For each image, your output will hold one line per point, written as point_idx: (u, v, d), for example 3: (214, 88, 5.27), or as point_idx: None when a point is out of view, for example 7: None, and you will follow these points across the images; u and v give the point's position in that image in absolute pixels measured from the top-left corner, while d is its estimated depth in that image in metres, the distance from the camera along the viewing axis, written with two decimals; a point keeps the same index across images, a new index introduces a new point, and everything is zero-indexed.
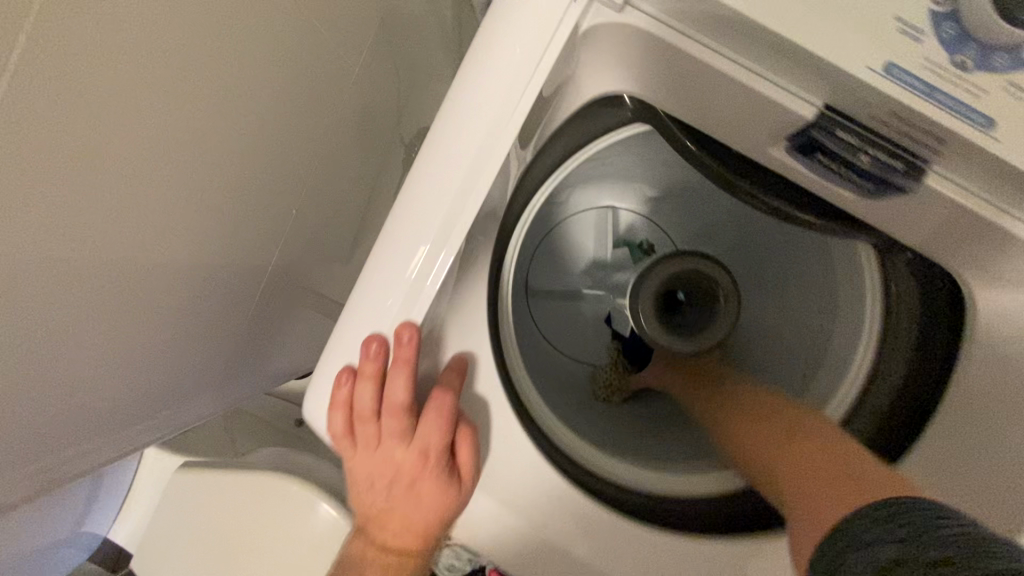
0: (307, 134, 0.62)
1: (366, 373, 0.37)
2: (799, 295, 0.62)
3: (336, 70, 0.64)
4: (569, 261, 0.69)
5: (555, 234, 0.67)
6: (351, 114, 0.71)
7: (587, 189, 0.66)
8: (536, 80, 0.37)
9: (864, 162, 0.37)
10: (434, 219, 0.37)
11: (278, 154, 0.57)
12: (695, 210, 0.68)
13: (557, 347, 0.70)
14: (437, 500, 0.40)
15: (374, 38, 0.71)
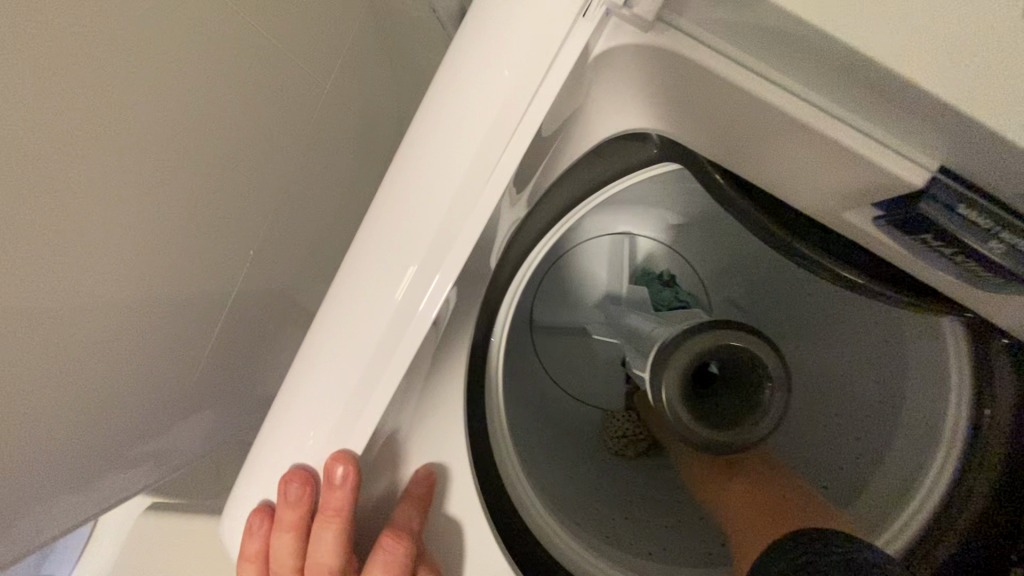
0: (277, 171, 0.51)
1: (284, 523, 0.27)
2: (856, 360, 0.51)
3: (319, 86, 0.53)
4: (574, 300, 0.60)
5: (560, 270, 0.57)
6: (340, 142, 0.60)
7: (604, 222, 0.55)
8: (528, 122, 0.26)
9: (996, 252, 0.26)
10: (380, 315, 0.27)
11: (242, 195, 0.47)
12: (726, 250, 0.57)
13: (558, 390, 0.61)
14: None
15: (363, 43, 0.59)
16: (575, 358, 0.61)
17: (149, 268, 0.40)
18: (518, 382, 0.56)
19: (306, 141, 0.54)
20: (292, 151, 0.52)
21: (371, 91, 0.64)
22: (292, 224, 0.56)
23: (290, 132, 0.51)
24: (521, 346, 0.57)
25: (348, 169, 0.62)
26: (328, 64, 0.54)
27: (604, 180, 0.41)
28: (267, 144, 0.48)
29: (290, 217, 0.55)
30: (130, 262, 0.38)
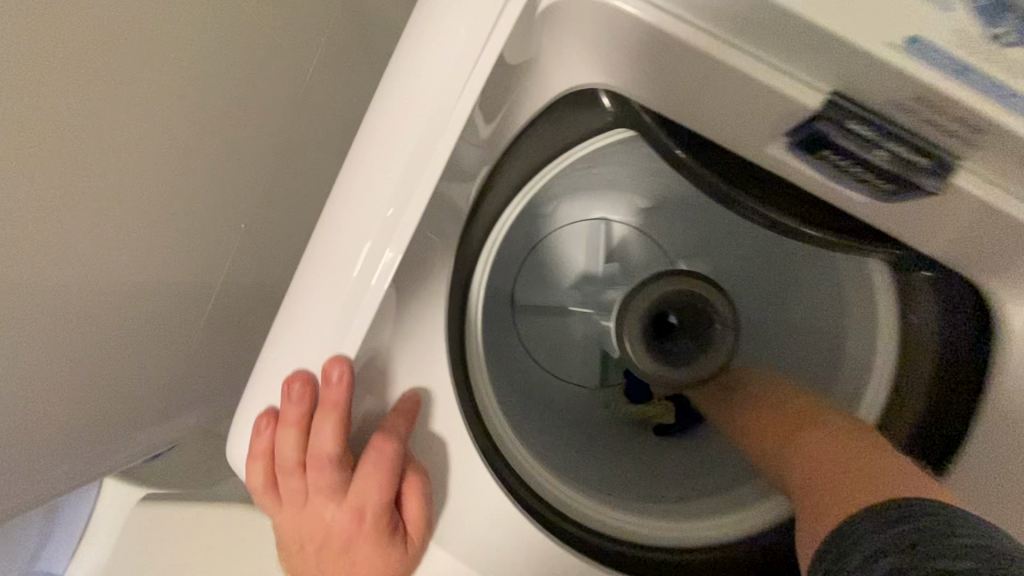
0: (264, 144, 0.55)
1: (288, 420, 0.31)
2: (808, 312, 0.55)
3: (310, 72, 0.58)
4: (554, 277, 0.61)
5: (540, 247, 0.60)
6: (328, 124, 0.64)
7: (577, 198, 0.59)
8: (476, 75, 0.32)
9: (878, 158, 0.32)
10: (363, 239, 0.32)
11: (226, 162, 0.51)
12: (690, 229, 0.60)
13: (535, 369, 0.60)
14: (375, 567, 0.33)
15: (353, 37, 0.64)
16: (561, 335, 0.62)
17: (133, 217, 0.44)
18: (500, 358, 0.55)
19: (294, 123, 0.58)
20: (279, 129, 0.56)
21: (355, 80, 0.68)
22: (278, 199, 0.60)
23: (277, 108, 0.55)
24: (500, 315, 0.57)
25: (333, 154, 0.66)
26: (320, 52, 0.58)
27: (566, 138, 0.46)
28: (256, 119, 0.52)
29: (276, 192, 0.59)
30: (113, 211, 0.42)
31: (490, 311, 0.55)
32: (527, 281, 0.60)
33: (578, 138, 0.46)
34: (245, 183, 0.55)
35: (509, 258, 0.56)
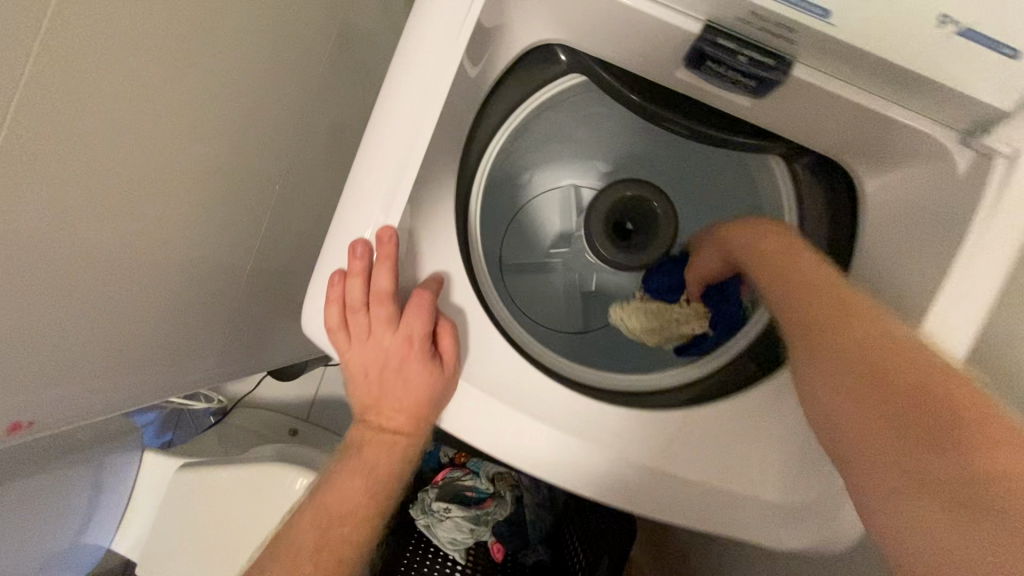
0: (261, 106, 0.68)
1: (354, 269, 0.44)
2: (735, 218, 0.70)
3: (297, 59, 0.72)
4: (538, 232, 0.76)
5: (524, 211, 0.75)
6: (300, 94, 0.76)
7: (547, 167, 0.75)
8: (470, 17, 0.45)
9: (741, 62, 0.47)
10: (400, 138, 0.44)
11: (237, 119, 0.64)
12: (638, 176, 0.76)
13: (523, 306, 0.71)
14: (423, 377, 0.46)
15: (327, 34, 0.79)
16: (546, 279, 0.75)
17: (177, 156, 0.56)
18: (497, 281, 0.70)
19: (283, 97, 0.72)
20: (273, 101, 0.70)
21: (330, 71, 0.83)
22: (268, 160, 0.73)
23: (271, 78, 0.68)
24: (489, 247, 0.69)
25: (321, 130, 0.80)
26: (303, 43, 0.73)
27: (533, 84, 0.60)
28: (259, 91, 0.66)
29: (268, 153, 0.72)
30: (166, 150, 0.54)
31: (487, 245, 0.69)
32: (515, 236, 0.75)
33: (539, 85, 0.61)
34: (244, 137, 0.67)
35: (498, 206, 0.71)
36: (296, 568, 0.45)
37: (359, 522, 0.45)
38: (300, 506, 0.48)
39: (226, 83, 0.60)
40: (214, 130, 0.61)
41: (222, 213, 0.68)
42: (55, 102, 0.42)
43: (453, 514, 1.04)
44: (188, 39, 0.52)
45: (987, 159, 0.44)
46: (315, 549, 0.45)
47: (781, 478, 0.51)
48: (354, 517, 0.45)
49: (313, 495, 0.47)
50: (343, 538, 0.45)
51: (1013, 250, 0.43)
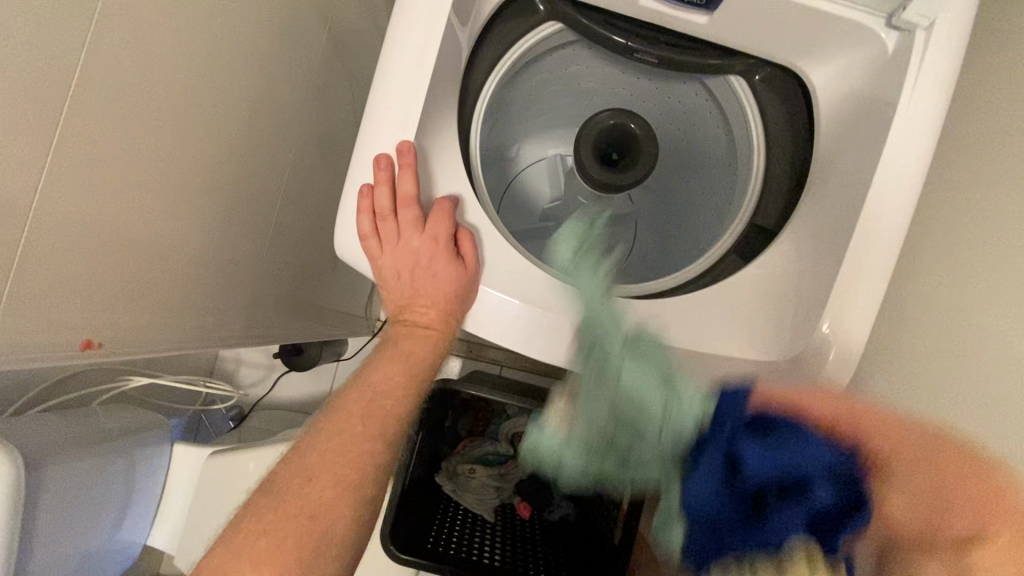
0: (280, 80, 0.74)
1: (380, 180, 0.50)
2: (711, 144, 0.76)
3: (311, 48, 0.80)
4: (532, 201, 0.82)
5: (515, 184, 0.82)
6: (313, 73, 0.83)
7: (532, 139, 0.82)
8: None
9: None
10: (410, 66, 0.52)
11: (264, 94, 0.71)
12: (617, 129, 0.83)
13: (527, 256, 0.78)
14: (449, 273, 0.51)
15: (334, 29, 0.87)
16: (544, 240, 0.81)
17: (212, 118, 0.62)
18: None
19: (302, 82, 0.80)
20: (293, 84, 0.78)
21: (338, 64, 0.91)
22: (289, 138, 0.80)
23: (285, 55, 0.74)
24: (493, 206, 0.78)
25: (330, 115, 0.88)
26: (316, 34, 0.81)
27: (516, 34, 0.68)
28: (281, 71, 0.74)
29: (288, 131, 0.80)
30: (203, 109, 0.60)
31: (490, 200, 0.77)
32: (510, 207, 0.81)
33: (521, 34, 0.68)
34: (268, 108, 0.73)
35: (491, 176, 0.78)
36: (344, 429, 0.46)
37: (399, 397, 0.49)
38: (340, 392, 0.50)
39: (254, 58, 0.67)
40: (247, 100, 0.68)
41: (253, 182, 0.74)
42: (114, 51, 0.48)
43: (478, 474, 1.13)
44: (220, 10, 0.60)
45: (909, 35, 0.53)
46: (362, 418, 0.47)
47: (781, 347, 0.57)
48: (397, 392, 0.49)
49: (353, 380, 0.50)
50: (388, 410, 0.48)
51: (941, 104, 0.52)
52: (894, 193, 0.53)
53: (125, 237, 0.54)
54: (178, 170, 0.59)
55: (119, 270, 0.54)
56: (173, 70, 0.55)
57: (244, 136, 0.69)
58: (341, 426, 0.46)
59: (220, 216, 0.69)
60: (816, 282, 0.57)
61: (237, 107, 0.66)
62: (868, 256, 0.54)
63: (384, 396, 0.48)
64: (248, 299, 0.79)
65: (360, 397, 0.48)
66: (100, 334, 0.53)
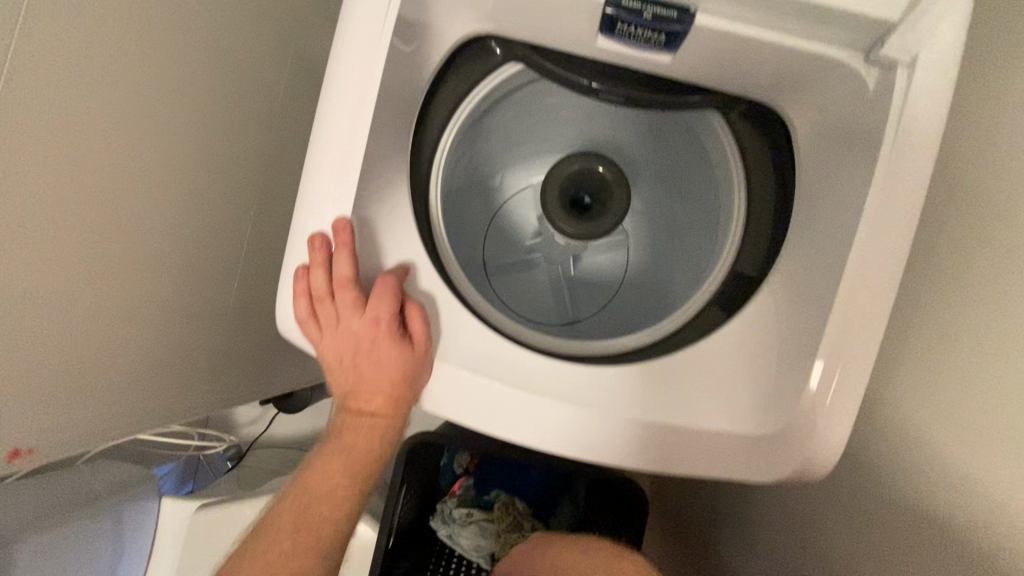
0: (238, 135, 0.71)
1: (315, 261, 0.47)
2: (699, 176, 0.69)
3: (275, 95, 0.77)
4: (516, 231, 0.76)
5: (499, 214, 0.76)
6: (278, 116, 0.79)
7: (516, 166, 0.76)
8: (390, 19, 0.49)
9: (648, 18, 0.49)
10: (345, 136, 0.48)
11: (219, 152, 0.68)
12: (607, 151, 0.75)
13: (500, 297, 0.71)
14: (393, 356, 0.48)
15: (306, 71, 0.84)
16: (529, 276, 0.75)
17: (155, 189, 0.59)
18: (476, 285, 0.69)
19: (266, 130, 0.77)
20: (256, 135, 0.75)
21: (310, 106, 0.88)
22: (254, 189, 0.77)
23: (239, 107, 0.70)
24: (460, 246, 0.70)
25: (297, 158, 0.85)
26: (281, 80, 0.78)
27: (473, 78, 0.63)
28: (238, 128, 0.71)
29: (252, 183, 0.76)
30: (142, 184, 0.57)
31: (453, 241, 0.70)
32: (492, 240, 0.75)
33: (479, 79, 0.64)
34: (224, 163, 0.70)
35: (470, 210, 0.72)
36: (273, 541, 0.49)
37: (336, 502, 0.50)
38: (283, 492, 0.52)
39: (203, 119, 0.64)
40: (198, 162, 0.65)
41: (212, 243, 0.71)
42: (29, 148, 0.45)
43: (475, 517, 1.05)
44: (161, 79, 0.56)
45: (890, 73, 0.48)
46: (293, 529, 0.49)
47: (766, 415, 0.52)
48: (333, 497, 0.50)
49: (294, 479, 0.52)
50: (322, 517, 0.50)
51: (927, 149, 0.47)
52: (880, 244, 0.48)
53: (51, 331, 0.51)
54: (114, 251, 0.56)
55: (46, 365, 0.51)
56: (102, 153, 0.52)
57: (195, 199, 0.66)
58: (274, 536, 0.49)
59: (173, 285, 0.66)
60: (801, 341, 0.52)
61: (185, 172, 0.63)
62: (854, 318, 0.49)
63: (319, 502, 0.50)
64: (212, 360, 0.76)
65: (295, 504, 0.50)
66: (29, 433, 0.50)
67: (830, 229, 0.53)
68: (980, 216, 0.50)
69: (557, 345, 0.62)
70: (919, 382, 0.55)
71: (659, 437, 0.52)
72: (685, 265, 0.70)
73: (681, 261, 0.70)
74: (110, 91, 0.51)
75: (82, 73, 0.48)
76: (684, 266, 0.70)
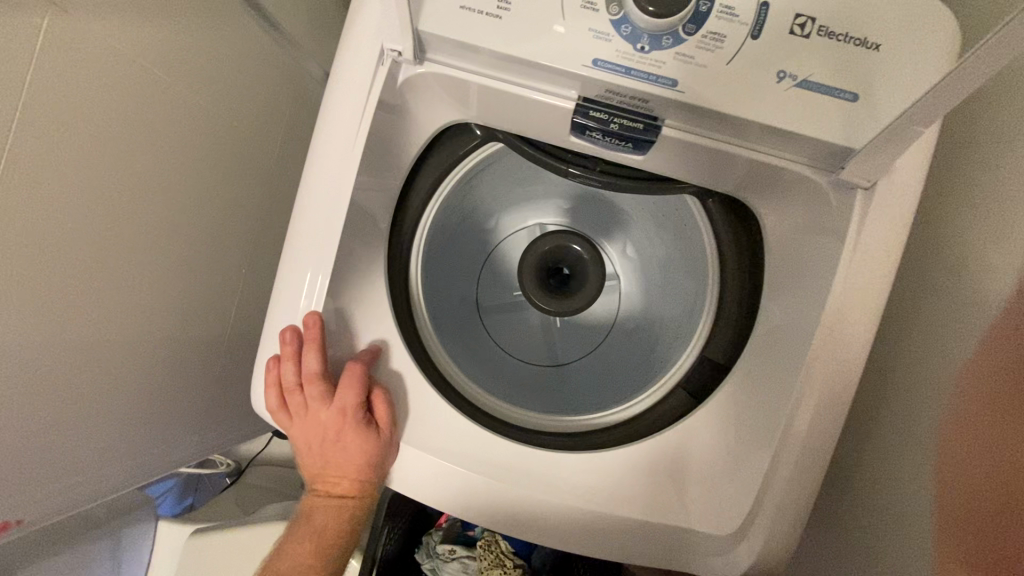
0: (229, 195, 0.74)
1: (286, 355, 0.50)
2: (682, 251, 0.68)
3: (265, 147, 0.79)
4: (505, 278, 0.73)
5: (490, 258, 0.73)
6: (267, 166, 0.81)
7: (511, 210, 0.73)
8: (364, 124, 0.50)
9: (616, 128, 0.51)
10: (318, 236, 0.50)
11: (210, 214, 0.71)
12: (599, 207, 0.72)
13: (486, 341, 0.71)
14: (358, 444, 0.51)
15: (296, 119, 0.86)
16: (512, 327, 0.72)
17: (151, 260, 0.62)
18: (455, 343, 0.68)
19: (256, 182, 0.79)
20: (245, 189, 0.77)
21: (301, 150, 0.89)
22: (243, 239, 0.79)
23: (231, 169, 0.72)
24: (443, 296, 0.69)
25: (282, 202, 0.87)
26: (271, 132, 0.80)
27: (453, 158, 0.65)
28: (228, 188, 0.73)
29: (241, 234, 0.79)
30: (139, 259, 0.60)
31: (436, 293, 0.68)
32: (480, 287, 0.72)
33: (459, 159, 0.65)
34: (213, 222, 0.72)
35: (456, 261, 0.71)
36: None
37: None
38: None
39: (197, 187, 0.66)
40: (192, 226, 0.67)
41: (202, 297, 0.73)
42: (32, 250, 0.48)
43: (457, 553, 1.02)
44: (158, 160, 0.59)
45: (849, 191, 0.49)
46: None
47: (723, 511, 0.53)
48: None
49: (270, 560, 0.54)
50: None
51: (884, 266, 0.48)
52: (836, 357, 0.49)
53: (55, 409, 0.54)
54: (112, 324, 0.59)
55: (48, 442, 0.54)
56: (101, 240, 0.55)
57: (190, 260, 0.68)
58: None
59: (167, 343, 0.68)
60: (758, 440, 0.53)
61: (179, 240, 0.66)
62: (808, 427, 0.50)
63: None
64: (202, 406, 0.79)
65: None
66: (26, 507, 0.53)
67: (792, 332, 0.53)
68: (951, 330, 0.50)
69: (546, 420, 0.65)
70: (880, 475, 0.56)
71: (618, 529, 0.53)
72: (665, 339, 0.68)
73: (662, 335, 0.69)
74: (109, 182, 0.54)
75: (82, 172, 0.51)
76: (666, 339, 0.68)
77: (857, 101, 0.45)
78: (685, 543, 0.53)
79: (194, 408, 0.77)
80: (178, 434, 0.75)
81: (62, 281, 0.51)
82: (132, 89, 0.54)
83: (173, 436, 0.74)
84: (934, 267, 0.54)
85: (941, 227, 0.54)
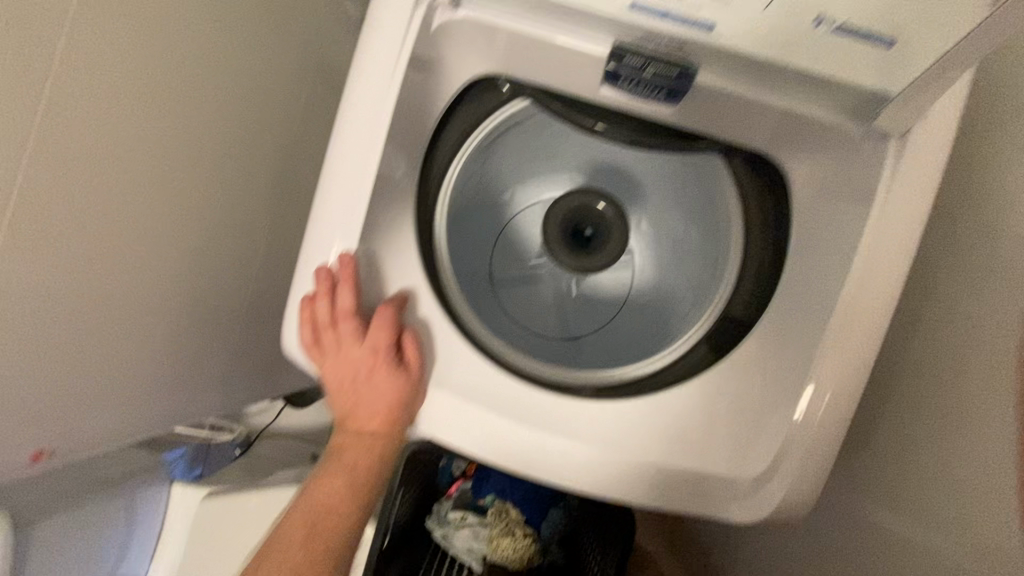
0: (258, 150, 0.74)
1: (320, 293, 0.51)
2: (707, 212, 0.67)
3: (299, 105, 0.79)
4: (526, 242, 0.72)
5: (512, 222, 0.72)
6: (300, 123, 0.80)
7: (532, 172, 0.71)
8: (401, 67, 0.51)
9: (649, 75, 0.51)
10: (353, 178, 0.51)
11: (239, 167, 0.71)
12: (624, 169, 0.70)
13: (509, 303, 0.70)
14: (390, 383, 0.52)
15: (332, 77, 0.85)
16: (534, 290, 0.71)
17: (180, 207, 0.63)
18: (479, 302, 0.68)
19: (288, 139, 0.79)
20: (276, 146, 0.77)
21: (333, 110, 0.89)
22: (273, 196, 0.79)
23: (262, 123, 0.72)
24: (467, 256, 0.69)
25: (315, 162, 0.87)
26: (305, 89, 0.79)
27: (480, 114, 0.65)
28: (259, 143, 0.73)
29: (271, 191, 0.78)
30: (168, 204, 0.61)
31: (460, 252, 0.68)
32: (501, 250, 0.71)
33: (486, 115, 0.65)
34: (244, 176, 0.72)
35: (479, 223, 0.70)
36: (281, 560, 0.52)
37: (343, 516, 0.54)
38: (286, 513, 0.55)
39: (228, 138, 0.67)
40: (221, 178, 0.68)
41: (229, 251, 0.74)
42: (63, 184, 0.48)
43: (467, 522, 1.00)
44: (189, 107, 0.59)
45: (884, 141, 0.50)
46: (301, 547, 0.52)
47: (748, 458, 0.54)
48: (338, 512, 0.54)
49: (301, 498, 0.55)
50: (327, 534, 0.53)
51: (914, 214, 0.49)
52: (864, 305, 0.50)
53: (81, 346, 0.55)
54: (140, 268, 0.59)
55: (74, 378, 0.55)
56: (131, 181, 0.55)
57: (218, 211, 0.69)
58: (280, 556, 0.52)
59: (193, 294, 0.69)
60: (786, 389, 0.54)
61: (208, 190, 0.66)
62: (834, 373, 0.50)
63: (327, 517, 0.54)
64: (224, 360, 0.80)
65: (302, 523, 0.53)
66: (54, 439, 0.55)
67: (820, 284, 0.54)
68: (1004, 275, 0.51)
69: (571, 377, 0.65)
70: None
71: (643, 474, 0.54)
72: (687, 299, 0.68)
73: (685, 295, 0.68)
74: (141, 124, 0.54)
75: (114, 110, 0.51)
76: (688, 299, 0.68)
77: (891, 47, 0.43)
78: (707, 488, 0.54)
79: (216, 362, 0.78)
80: (199, 386, 0.77)
81: (92, 216, 0.52)
82: (166, 31, 0.54)
83: (194, 387, 0.75)
84: (975, 223, 0.54)
85: (983, 182, 0.54)
